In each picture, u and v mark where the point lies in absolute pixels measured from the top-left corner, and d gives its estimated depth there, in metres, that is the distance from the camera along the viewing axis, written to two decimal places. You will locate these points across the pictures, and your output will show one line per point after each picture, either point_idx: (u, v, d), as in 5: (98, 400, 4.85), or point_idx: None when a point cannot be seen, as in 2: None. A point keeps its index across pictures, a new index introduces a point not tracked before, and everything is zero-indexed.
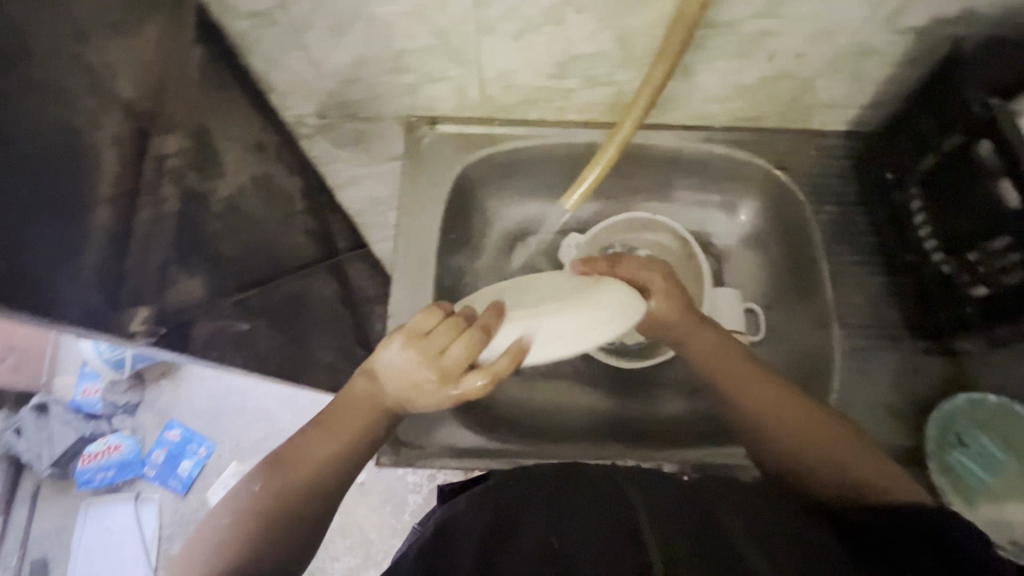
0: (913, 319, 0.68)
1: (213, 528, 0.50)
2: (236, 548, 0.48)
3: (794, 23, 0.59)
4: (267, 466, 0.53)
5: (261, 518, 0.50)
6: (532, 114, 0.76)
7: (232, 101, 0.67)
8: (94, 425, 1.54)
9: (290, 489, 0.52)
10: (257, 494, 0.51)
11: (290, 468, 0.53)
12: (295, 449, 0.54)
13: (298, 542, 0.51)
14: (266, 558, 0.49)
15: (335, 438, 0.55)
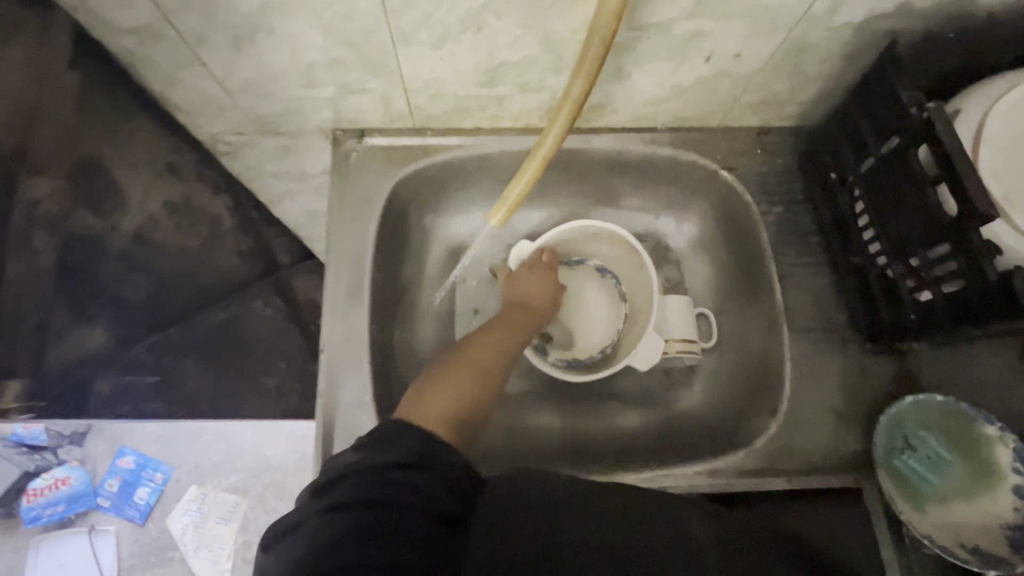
0: (859, 321, 0.67)
1: (425, 388, 0.50)
2: (462, 402, 0.49)
3: (727, 23, 0.55)
4: (467, 344, 0.57)
5: (479, 381, 0.53)
6: (466, 122, 0.71)
7: (129, 124, 0.61)
8: (38, 458, 1.43)
9: (495, 356, 0.57)
10: (462, 358, 0.55)
11: (478, 347, 0.58)
12: (494, 332, 0.61)
13: (487, 404, 0.52)
14: (470, 415, 0.49)
15: (501, 336, 0.61)
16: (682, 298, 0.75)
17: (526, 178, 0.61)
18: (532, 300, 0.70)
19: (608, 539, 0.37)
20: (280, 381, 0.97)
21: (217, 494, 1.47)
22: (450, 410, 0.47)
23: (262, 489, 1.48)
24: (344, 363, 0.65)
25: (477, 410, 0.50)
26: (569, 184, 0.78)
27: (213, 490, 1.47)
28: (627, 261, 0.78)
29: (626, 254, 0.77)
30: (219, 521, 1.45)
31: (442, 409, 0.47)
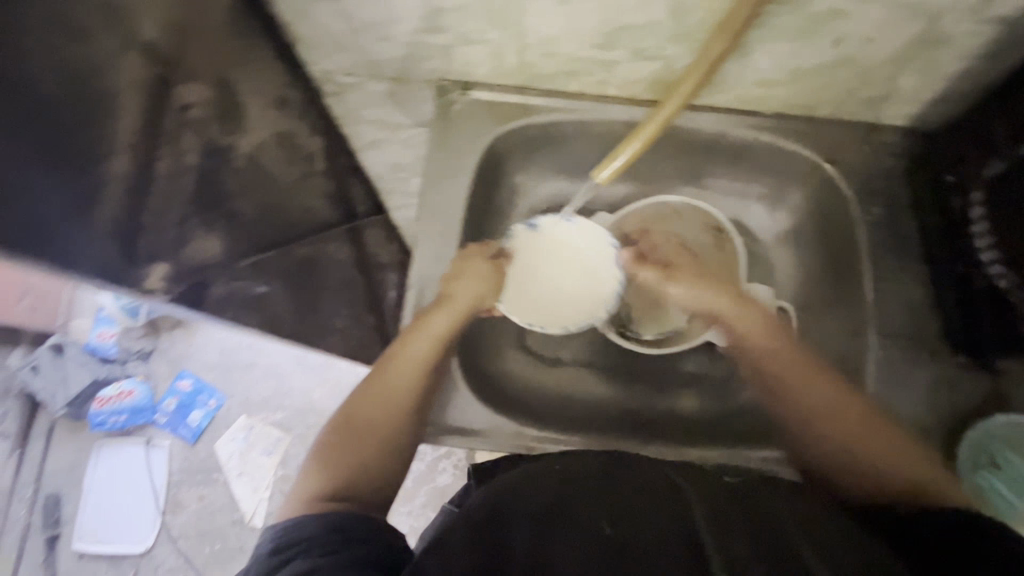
0: (953, 331, 0.65)
1: (311, 465, 0.55)
2: (347, 467, 0.54)
3: (869, 5, 0.54)
4: (361, 403, 0.59)
5: (360, 453, 0.56)
6: (571, 85, 0.71)
7: (258, 51, 0.64)
8: (108, 369, 1.56)
9: (371, 415, 0.58)
10: (354, 421, 0.58)
11: (360, 415, 0.58)
12: (381, 382, 0.60)
13: (388, 464, 0.56)
14: (361, 480, 0.54)
15: (389, 390, 0.59)
16: (762, 288, 0.74)
17: (643, 135, 0.61)
18: (460, 296, 0.63)
19: (602, 517, 0.43)
20: (347, 322, 1.00)
21: (263, 427, 1.54)
22: (313, 487, 0.52)
23: (306, 429, 1.53)
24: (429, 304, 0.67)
25: (364, 478, 0.54)
26: (661, 162, 0.77)
27: (260, 422, 1.54)
28: (715, 244, 0.77)
29: (714, 235, 0.77)
30: (263, 452, 1.52)
31: (310, 491, 0.52)
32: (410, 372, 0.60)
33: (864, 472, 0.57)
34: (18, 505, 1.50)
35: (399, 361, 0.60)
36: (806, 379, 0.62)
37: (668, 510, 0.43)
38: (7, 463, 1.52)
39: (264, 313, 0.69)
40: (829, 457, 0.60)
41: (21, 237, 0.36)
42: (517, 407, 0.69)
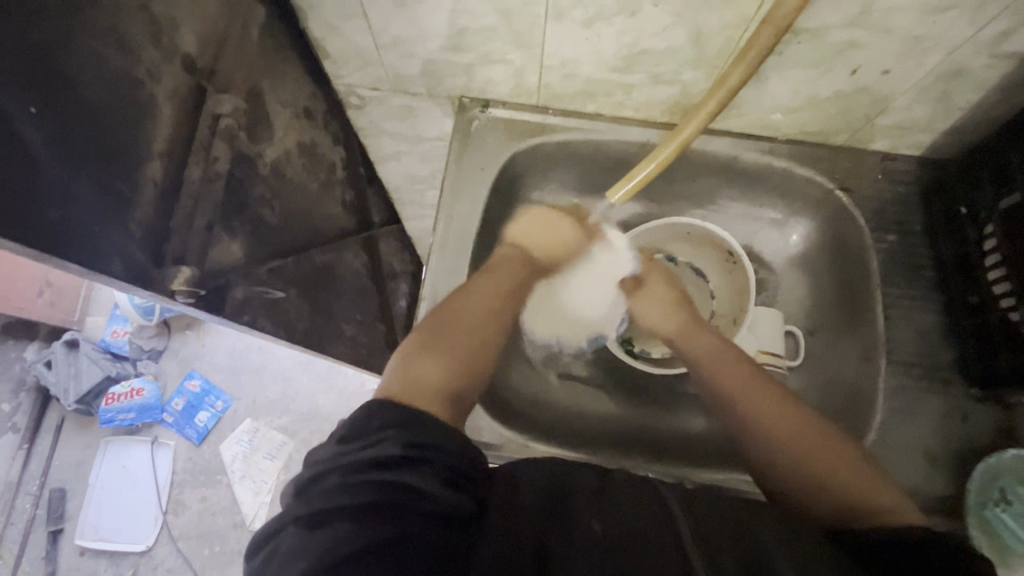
0: (965, 362, 0.65)
1: (410, 358, 0.49)
2: (462, 358, 0.51)
3: (884, 37, 0.55)
4: (459, 307, 0.55)
5: (471, 341, 0.53)
6: (589, 107, 0.73)
7: (287, 64, 0.66)
8: (120, 366, 1.58)
9: (476, 319, 0.55)
10: (453, 318, 0.54)
11: (458, 314, 0.55)
12: (480, 287, 0.58)
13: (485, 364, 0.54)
14: (472, 369, 0.51)
15: (492, 292, 0.59)
16: (773, 311, 0.73)
17: (659, 158, 0.63)
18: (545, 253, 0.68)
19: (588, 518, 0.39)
20: (357, 330, 1.01)
21: (268, 430, 1.55)
22: (440, 379, 0.48)
23: (310, 434, 1.54)
24: None
25: (478, 361, 0.52)
26: (675, 182, 0.78)
27: (265, 426, 1.55)
28: (724, 267, 0.77)
29: (724, 258, 0.77)
30: (266, 456, 1.53)
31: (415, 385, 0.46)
32: (508, 289, 0.61)
33: (836, 497, 0.48)
34: (23, 499, 1.50)
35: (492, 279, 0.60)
36: (748, 390, 0.56)
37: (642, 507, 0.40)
38: (15, 456, 1.53)
39: (280, 318, 0.71)
40: (813, 478, 0.50)
41: (59, 235, 0.37)
42: (523, 421, 0.69)
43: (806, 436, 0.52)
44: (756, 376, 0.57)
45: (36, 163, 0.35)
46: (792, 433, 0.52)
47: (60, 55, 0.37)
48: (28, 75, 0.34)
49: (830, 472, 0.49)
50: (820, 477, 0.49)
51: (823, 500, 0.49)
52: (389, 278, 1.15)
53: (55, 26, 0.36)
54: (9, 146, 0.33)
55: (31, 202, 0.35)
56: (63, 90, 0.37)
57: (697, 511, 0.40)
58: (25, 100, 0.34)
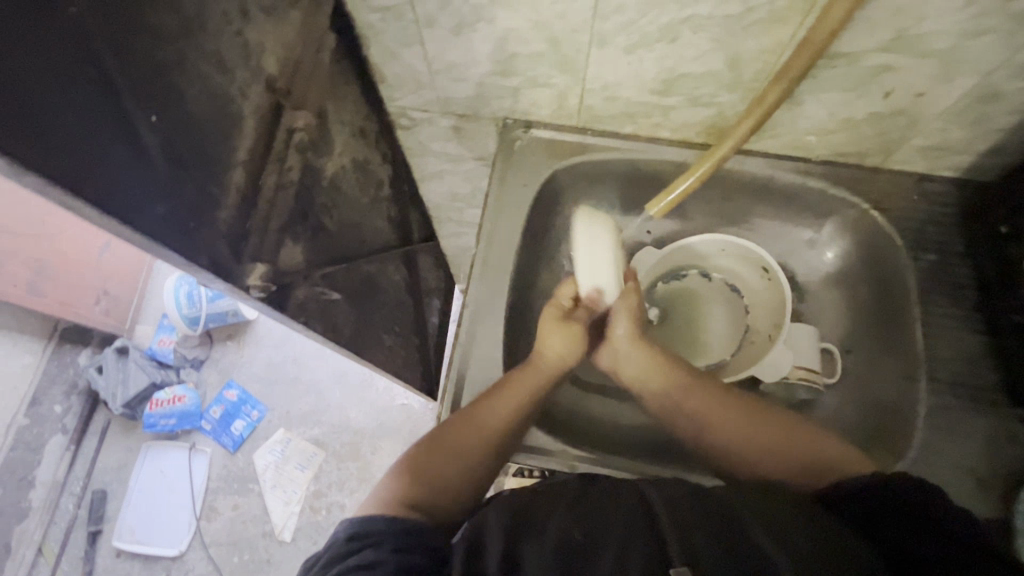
0: (1010, 381, 0.64)
1: (398, 472, 0.53)
2: (442, 469, 0.54)
3: (918, 61, 0.57)
4: (458, 430, 0.57)
5: (459, 460, 0.56)
6: (627, 128, 0.77)
7: (348, 86, 0.72)
8: (164, 373, 1.66)
9: (473, 437, 0.57)
10: (456, 433, 0.57)
11: (466, 426, 0.58)
12: (487, 413, 0.59)
13: (474, 474, 0.56)
14: (446, 483, 0.54)
15: (500, 420, 0.59)
16: (807, 328, 0.74)
17: (699, 171, 0.65)
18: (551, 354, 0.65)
19: (571, 525, 0.43)
20: (394, 340, 1.05)
21: (300, 441, 1.59)
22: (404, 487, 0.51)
23: (340, 446, 1.57)
24: (484, 322, 0.71)
25: (460, 483, 0.55)
26: (709, 200, 0.81)
27: (298, 436, 1.59)
28: (759, 284, 0.79)
29: (758, 274, 0.78)
30: (298, 466, 1.56)
31: (394, 493, 0.51)
32: (520, 411, 0.61)
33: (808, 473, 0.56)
34: (67, 499, 1.57)
35: (497, 401, 0.60)
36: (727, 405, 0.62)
37: (622, 510, 0.45)
38: (62, 456, 1.60)
39: (330, 321, 0.75)
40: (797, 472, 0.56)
41: (161, 228, 0.41)
42: (561, 427, 0.71)
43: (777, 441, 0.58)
44: (734, 395, 0.62)
45: (152, 161, 0.40)
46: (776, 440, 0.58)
47: (173, 71, 0.42)
48: (148, 88, 0.39)
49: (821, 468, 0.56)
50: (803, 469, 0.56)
51: (798, 477, 0.56)
52: (425, 292, 1.19)
53: (173, 46, 0.42)
54: (129, 149, 0.38)
55: (143, 196, 0.39)
56: (175, 102, 0.42)
57: (668, 493, 0.46)
58: (147, 109, 0.40)
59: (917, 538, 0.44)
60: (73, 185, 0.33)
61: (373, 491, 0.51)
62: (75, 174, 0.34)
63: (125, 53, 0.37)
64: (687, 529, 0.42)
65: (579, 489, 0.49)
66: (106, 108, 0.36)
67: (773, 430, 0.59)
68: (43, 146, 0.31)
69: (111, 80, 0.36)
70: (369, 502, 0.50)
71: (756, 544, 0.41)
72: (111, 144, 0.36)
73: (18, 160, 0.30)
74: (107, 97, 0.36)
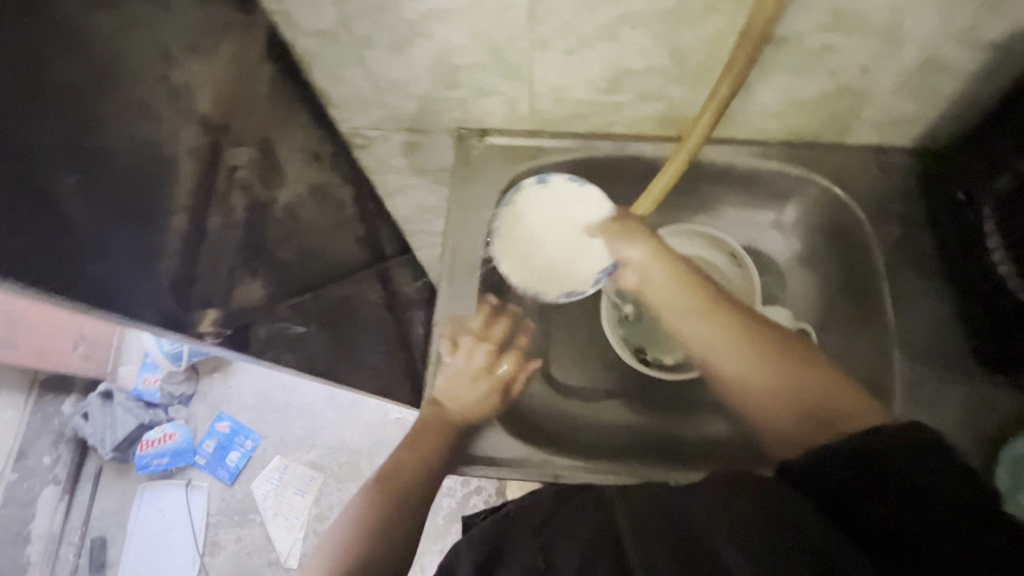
0: (980, 346, 0.65)
1: (322, 550, 0.57)
2: (358, 542, 0.56)
3: (857, 38, 0.57)
4: (367, 508, 0.60)
5: (358, 550, 0.56)
6: (582, 127, 0.76)
7: (294, 113, 0.71)
8: (153, 413, 1.63)
9: (366, 525, 0.58)
10: (353, 526, 0.58)
11: (361, 513, 0.59)
12: (379, 498, 0.61)
13: (373, 559, 0.55)
14: (364, 565, 0.55)
15: (389, 502, 0.60)
16: (781, 310, 0.74)
17: (673, 168, 0.65)
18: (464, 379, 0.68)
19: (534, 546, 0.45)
20: (377, 360, 1.04)
21: (297, 466, 1.58)
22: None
23: (339, 467, 1.56)
24: (456, 339, 0.70)
25: (365, 567, 0.55)
26: (671, 192, 0.80)
27: (294, 462, 1.58)
28: (730, 271, 0.78)
29: (728, 260, 0.77)
30: (297, 492, 1.55)
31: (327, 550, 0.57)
32: (410, 477, 0.62)
33: (818, 418, 0.57)
34: (66, 549, 1.55)
35: (391, 469, 0.63)
36: (711, 344, 0.64)
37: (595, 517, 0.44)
38: (56, 507, 1.58)
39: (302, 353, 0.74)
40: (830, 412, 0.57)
41: (99, 291, 0.41)
42: (544, 436, 0.71)
43: (825, 387, 0.59)
44: (745, 341, 0.62)
45: (79, 224, 0.39)
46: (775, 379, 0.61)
47: (96, 127, 0.41)
48: (71, 152, 0.38)
49: (824, 411, 0.57)
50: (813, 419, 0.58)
51: (808, 431, 0.57)
52: (405, 307, 1.18)
53: (93, 100, 0.40)
54: (55, 217, 0.37)
55: (75, 262, 0.39)
56: (99, 157, 0.41)
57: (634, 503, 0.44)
58: (67, 171, 0.38)
59: (882, 505, 0.42)
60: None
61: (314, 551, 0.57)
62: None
63: (35, 117, 0.36)
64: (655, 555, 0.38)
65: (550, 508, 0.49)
66: (26, 181, 0.35)
67: (768, 372, 0.61)
68: None
69: (22, 149, 0.35)
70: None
71: (717, 551, 0.38)
72: (35, 216, 0.35)
73: None
74: (25, 169, 0.35)
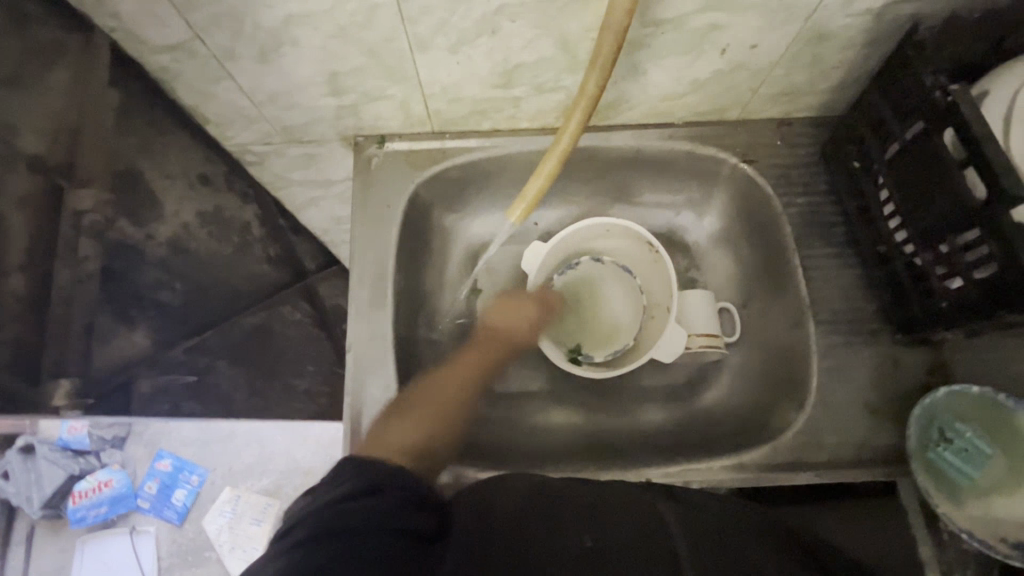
0: (884, 310, 0.67)
1: (380, 426, 0.53)
2: (413, 431, 0.52)
3: (740, 15, 0.55)
4: (405, 411, 0.55)
5: (428, 412, 0.55)
6: (484, 124, 0.72)
7: (163, 137, 0.64)
8: (83, 462, 1.52)
9: (438, 405, 0.56)
10: (412, 404, 0.56)
11: (429, 392, 0.58)
12: (447, 378, 0.60)
13: (446, 437, 0.55)
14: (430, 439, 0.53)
15: (456, 382, 0.60)
16: (702, 292, 0.74)
17: (545, 171, 0.61)
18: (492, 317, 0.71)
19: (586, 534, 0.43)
20: (308, 383, 0.99)
21: (250, 496, 1.51)
22: (402, 438, 0.51)
23: (295, 490, 1.51)
24: (372, 363, 0.66)
25: (440, 434, 0.54)
26: (585, 184, 0.78)
27: (246, 492, 1.51)
28: (650, 257, 0.77)
29: (648, 248, 0.76)
30: (253, 522, 1.48)
31: (382, 435, 0.52)
32: (476, 365, 0.63)
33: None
34: None
35: (464, 360, 0.63)
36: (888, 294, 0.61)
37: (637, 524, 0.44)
38: None
39: None
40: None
41: None
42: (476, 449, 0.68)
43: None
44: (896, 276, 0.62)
45: None
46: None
47: None
48: None
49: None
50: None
51: None
52: None
53: None
54: None
55: None
56: None
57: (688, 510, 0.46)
58: None
59: None
60: None
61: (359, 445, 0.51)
62: None
63: None
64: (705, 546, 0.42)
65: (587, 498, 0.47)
66: None
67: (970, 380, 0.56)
68: None
69: None
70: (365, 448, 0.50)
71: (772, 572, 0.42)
72: None
73: None
74: None
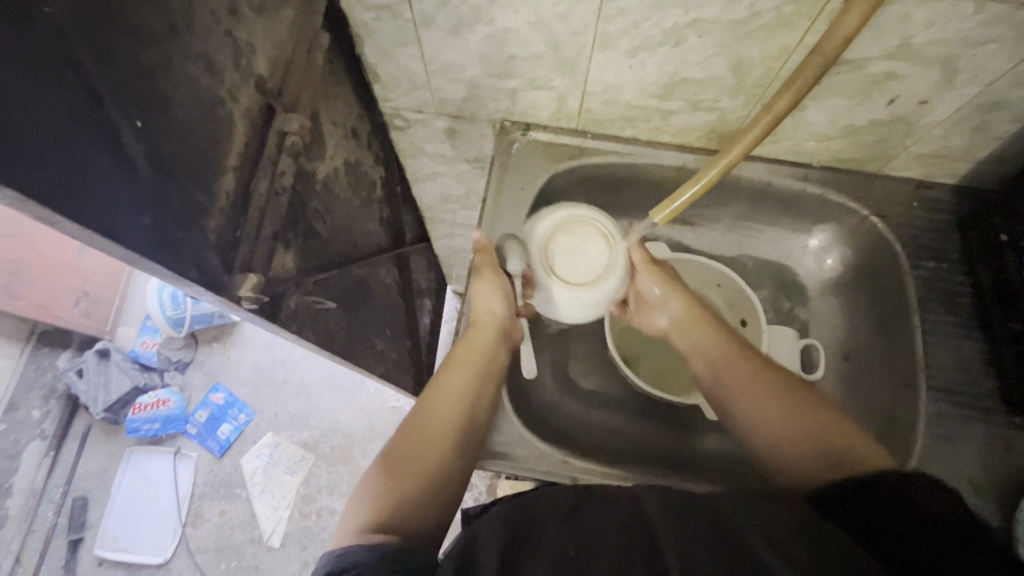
0: (1008, 389, 0.64)
1: (362, 495, 0.52)
2: (388, 496, 0.51)
3: (922, 69, 0.56)
4: (380, 478, 0.53)
5: (407, 469, 0.54)
6: (626, 131, 0.76)
7: (341, 86, 0.70)
8: (147, 376, 1.62)
9: (420, 451, 0.55)
10: (398, 456, 0.55)
11: (409, 439, 0.56)
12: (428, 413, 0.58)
13: (437, 482, 0.54)
14: (395, 516, 0.50)
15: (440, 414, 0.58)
16: (788, 330, 0.75)
17: (703, 180, 0.63)
18: (485, 322, 0.66)
19: (567, 533, 0.43)
20: (390, 345, 1.02)
21: (288, 445, 1.56)
22: (363, 518, 0.49)
23: (330, 449, 1.54)
24: None
25: (426, 484, 0.53)
26: (707, 207, 0.80)
27: (286, 440, 1.56)
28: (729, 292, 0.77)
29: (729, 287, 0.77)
30: (286, 471, 1.52)
31: (365, 509, 0.50)
32: (456, 388, 0.60)
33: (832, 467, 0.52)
34: (46, 506, 1.53)
35: (446, 381, 0.61)
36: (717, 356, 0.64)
37: (613, 515, 0.44)
38: (41, 463, 1.56)
39: (325, 330, 0.72)
40: (815, 471, 0.53)
41: (155, 239, 0.40)
42: (560, 436, 0.70)
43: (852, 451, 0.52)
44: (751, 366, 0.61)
45: (134, 167, 0.38)
46: (788, 430, 0.56)
47: (154, 73, 0.40)
48: (129, 92, 0.38)
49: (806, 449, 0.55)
50: (830, 461, 0.53)
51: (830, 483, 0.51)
52: (419, 294, 1.17)
53: (155, 47, 0.40)
54: (114, 157, 0.36)
55: (130, 208, 0.37)
56: (158, 106, 0.40)
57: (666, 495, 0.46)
58: (130, 115, 0.38)
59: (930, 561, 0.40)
60: (66, 197, 0.32)
61: (343, 523, 0.50)
62: (66, 188, 0.32)
63: (104, 57, 0.36)
64: (693, 551, 0.39)
65: (570, 503, 0.47)
66: (85, 116, 0.34)
67: (774, 401, 0.58)
68: (29, 158, 0.30)
69: (92, 86, 0.35)
70: (344, 528, 0.49)
71: (739, 530, 0.41)
72: (92, 153, 0.35)
73: (14, 181, 0.29)
74: (86, 105, 0.34)
